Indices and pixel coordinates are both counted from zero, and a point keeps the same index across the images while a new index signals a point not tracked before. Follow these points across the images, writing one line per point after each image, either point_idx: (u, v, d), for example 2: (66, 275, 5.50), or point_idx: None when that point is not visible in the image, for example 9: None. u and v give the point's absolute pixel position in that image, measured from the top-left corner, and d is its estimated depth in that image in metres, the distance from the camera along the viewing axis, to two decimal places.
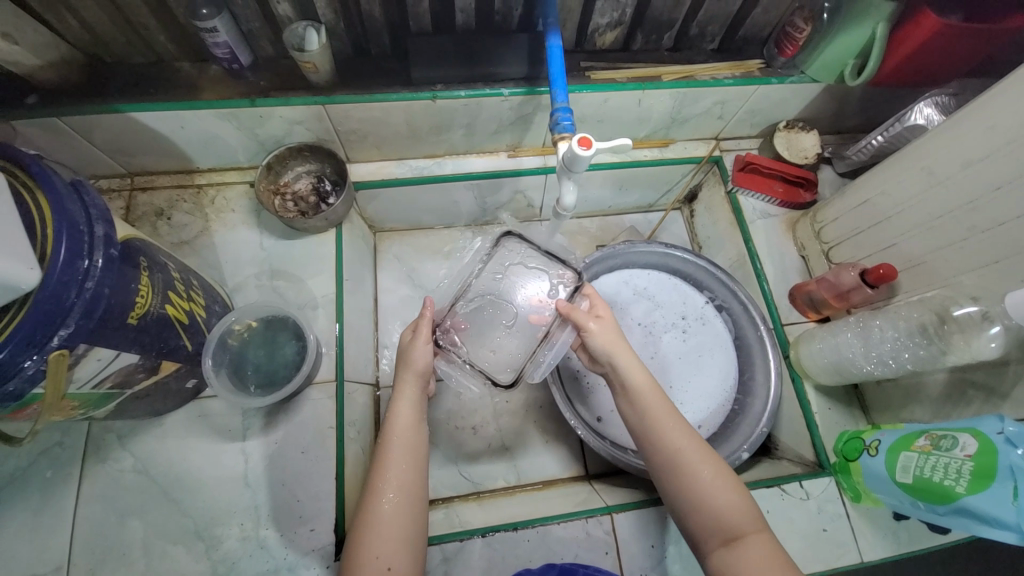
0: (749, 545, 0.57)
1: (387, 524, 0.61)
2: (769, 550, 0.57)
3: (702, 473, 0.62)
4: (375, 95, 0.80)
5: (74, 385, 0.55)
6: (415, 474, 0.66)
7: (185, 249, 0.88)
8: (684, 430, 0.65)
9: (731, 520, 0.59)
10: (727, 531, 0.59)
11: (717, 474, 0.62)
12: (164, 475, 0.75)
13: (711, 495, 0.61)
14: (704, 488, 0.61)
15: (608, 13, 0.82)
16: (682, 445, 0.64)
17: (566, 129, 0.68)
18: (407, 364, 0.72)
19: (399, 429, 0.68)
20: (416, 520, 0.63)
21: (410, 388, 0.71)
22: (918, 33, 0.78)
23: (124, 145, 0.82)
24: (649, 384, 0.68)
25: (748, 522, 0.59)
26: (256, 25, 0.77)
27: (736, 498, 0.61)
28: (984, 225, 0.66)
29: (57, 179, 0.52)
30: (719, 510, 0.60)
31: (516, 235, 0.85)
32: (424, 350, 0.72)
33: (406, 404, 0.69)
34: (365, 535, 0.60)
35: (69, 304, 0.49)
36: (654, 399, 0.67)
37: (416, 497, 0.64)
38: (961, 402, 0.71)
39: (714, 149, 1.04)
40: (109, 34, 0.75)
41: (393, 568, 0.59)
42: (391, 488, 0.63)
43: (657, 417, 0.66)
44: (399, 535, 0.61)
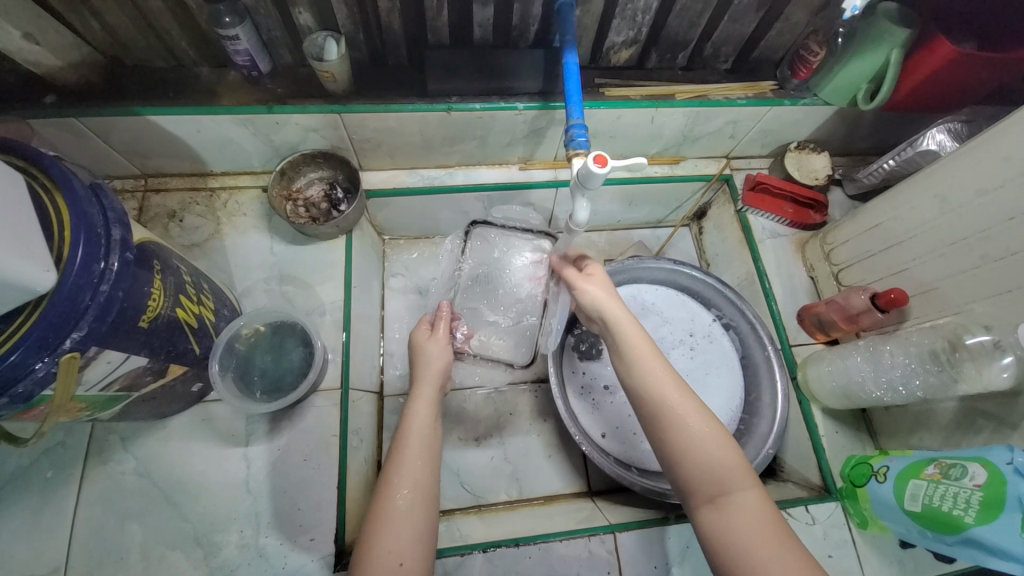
0: (738, 503, 0.53)
1: (402, 516, 0.58)
2: (759, 508, 0.53)
3: (691, 425, 0.57)
4: (390, 105, 0.81)
5: (83, 387, 0.55)
6: (430, 471, 0.63)
7: (195, 252, 0.89)
8: (673, 381, 0.61)
9: (720, 475, 0.55)
10: (715, 487, 0.54)
11: (708, 427, 0.58)
12: (165, 479, 0.74)
13: (699, 447, 0.56)
14: (692, 441, 0.57)
15: (624, 31, 0.83)
16: (669, 395, 0.60)
17: (580, 145, 0.68)
18: (422, 367, 0.76)
19: (417, 426, 0.67)
20: (429, 515, 0.60)
21: (426, 389, 0.72)
22: (932, 60, 0.78)
23: (141, 147, 0.83)
24: (639, 336, 0.66)
25: (738, 478, 0.54)
26: (276, 34, 0.78)
27: (727, 452, 0.56)
28: (997, 253, 0.66)
29: (77, 181, 0.52)
30: (708, 464, 0.55)
31: (481, 223, 1.03)
32: (439, 348, 0.79)
33: (426, 406, 0.70)
34: (378, 527, 0.57)
35: (83, 307, 0.49)
36: (643, 351, 0.64)
37: (431, 494, 0.62)
38: (970, 431, 0.70)
39: (724, 167, 1.04)
40: (131, 38, 0.76)
41: (405, 563, 0.55)
42: (406, 483, 0.61)
43: (644, 368, 0.62)
44: (412, 528, 0.58)
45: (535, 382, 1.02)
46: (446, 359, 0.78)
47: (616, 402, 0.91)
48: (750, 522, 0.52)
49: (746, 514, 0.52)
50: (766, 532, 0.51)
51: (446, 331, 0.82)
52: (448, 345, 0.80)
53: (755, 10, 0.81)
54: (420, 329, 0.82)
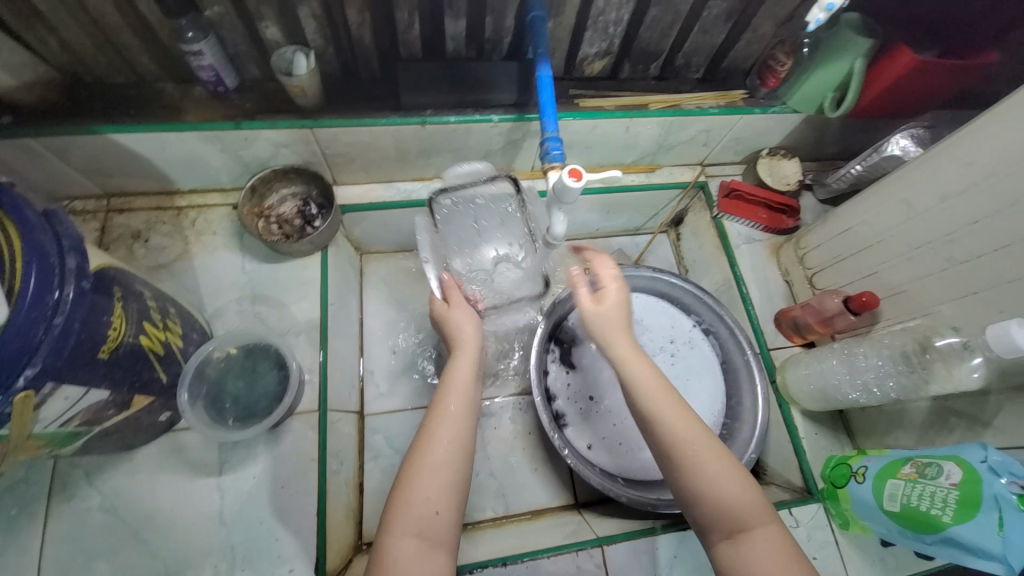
0: (759, 539, 0.52)
1: (439, 467, 0.57)
2: (778, 542, 0.52)
3: (707, 460, 0.57)
4: (363, 120, 0.79)
5: (40, 425, 0.52)
6: (469, 428, 0.61)
7: (161, 273, 0.85)
8: (684, 414, 0.60)
9: (738, 510, 0.54)
10: (734, 522, 0.54)
11: (723, 461, 0.57)
12: (135, 514, 0.71)
13: (715, 483, 0.56)
14: (709, 477, 0.56)
15: (597, 43, 0.84)
16: (684, 429, 0.58)
17: (555, 158, 0.68)
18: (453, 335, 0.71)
19: (457, 381, 0.65)
20: (462, 473, 0.58)
21: (467, 347, 0.69)
22: (893, 69, 0.81)
23: (102, 166, 0.80)
24: (646, 367, 0.64)
25: (756, 514, 0.54)
26: (243, 48, 0.76)
27: (743, 486, 0.56)
28: (961, 256, 0.69)
29: (29, 208, 0.49)
30: (726, 501, 0.55)
31: (440, 191, 0.81)
32: (461, 316, 0.71)
33: (464, 367, 0.67)
34: (414, 475, 0.56)
35: (36, 341, 0.46)
36: (653, 382, 0.62)
37: (469, 450, 0.60)
38: (943, 430, 0.72)
39: (699, 174, 1.05)
40: (89, 54, 0.73)
41: (441, 512, 0.55)
42: (444, 436, 0.59)
43: (656, 401, 0.60)
44: (447, 478, 0.56)
45: (519, 395, 1.01)
46: (475, 324, 0.71)
47: (602, 414, 0.91)
48: (773, 558, 0.51)
49: (768, 550, 0.52)
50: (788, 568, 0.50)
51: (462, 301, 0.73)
52: (468, 309, 0.72)
53: (724, 21, 0.83)
54: (437, 304, 0.74)
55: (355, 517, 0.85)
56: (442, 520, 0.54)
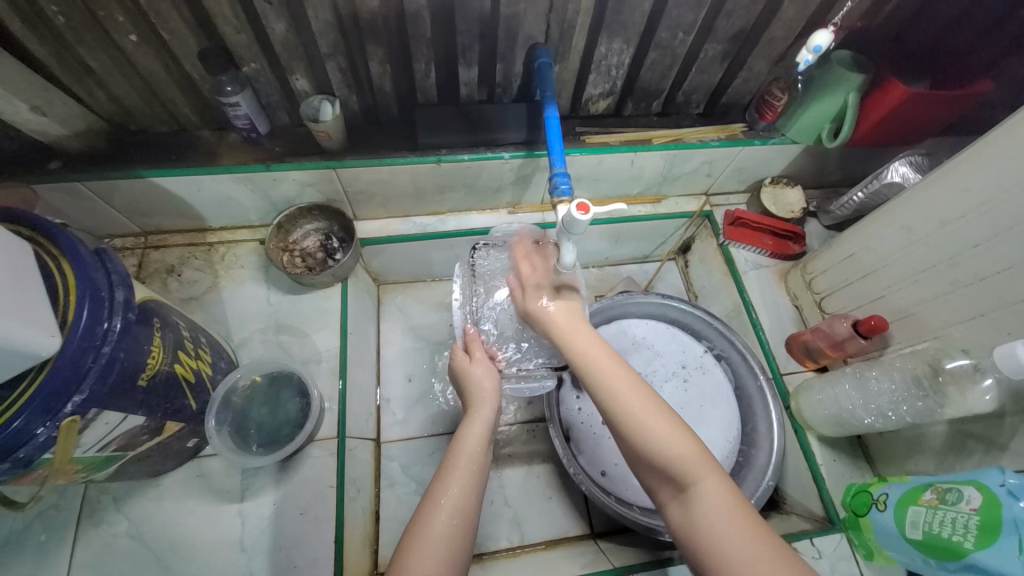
0: (703, 494, 0.52)
1: (438, 538, 0.56)
2: (727, 494, 0.52)
3: (648, 425, 0.57)
4: (383, 160, 0.85)
5: (80, 449, 0.55)
6: (473, 496, 0.61)
7: (192, 305, 0.90)
8: (623, 378, 0.61)
9: (678, 468, 0.54)
10: (679, 481, 0.54)
11: (661, 420, 0.57)
12: (159, 541, 0.73)
13: (656, 446, 0.55)
14: (650, 439, 0.56)
15: (600, 84, 0.89)
16: (620, 399, 0.59)
17: (564, 192, 0.72)
18: (473, 389, 0.72)
19: (468, 449, 0.65)
20: (463, 544, 0.57)
21: (483, 409, 0.70)
22: (888, 100, 0.84)
23: (142, 207, 0.86)
24: (590, 343, 0.66)
25: (699, 471, 0.53)
26: (274, 99, 0.83)
27: (684, 441, 0.55)
28: (965, 280, 0.70)
29: (82, 247, 0.54)
30: (666, 457, 0.55)
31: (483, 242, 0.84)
32: (486, 374, 0.73)
33: (479, 427, 0.67)
34: (414, 539, 0.57)
35: (86, 368, 0.50)
36: (596, 360, 0.63)
37: (471, 519, 0.60)
38: (962, 454, 0.71)
39: (704, 204, 1.09)
40: (136, 106, 0.80)
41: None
42: (446, 503, 0.59)
43: (599, 374, 0.62)
44: (446, 550, 0.56)
45: (532, 422, 1.02)
46: (494, 380, 0.73)
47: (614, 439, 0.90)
48: (718, 511, 0.51)
49: (713, 503, 0.51)
50: (732, 519, 0.50)
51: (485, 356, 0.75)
52: (491, 365, 0.74)
53: (720, 62, 0.88)
54: (459, 355, 0.76)
55: (370, 545, 0.86)
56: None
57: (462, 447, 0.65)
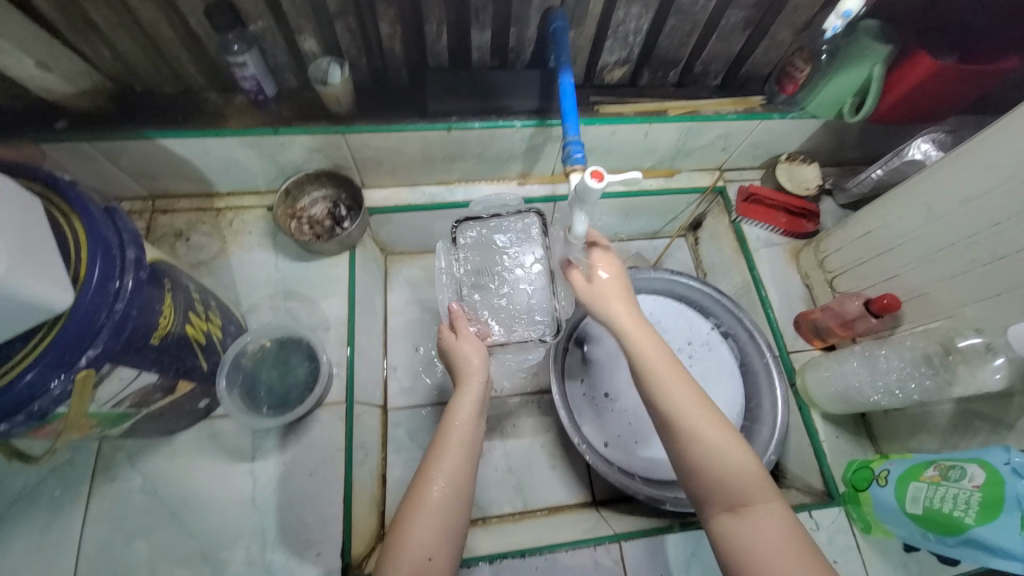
0: (760, 514, 0.53)
1: (434, 510, 0.58)
2: (779, 517, 0.53)
3: (710, 433, 0.57)
4: (392, 125, 0.83)
5: (96, 403, 0.56)
6: (467, 468, 0.62)
7: (201, 270, 0.91)
8: (689, 390, 0.60)
9: (735, 483, 0.54)
10: (733, 496, 0.54)
11: (725, 435, 0.57)
12: (172, 496, 0.75)
13: (720, 456, 0.56)
14: (712, 452, 0.56)
15: (617, 51, 0.86)
16: (683, 403, 0.58)
17: (577, 160, 0.70)
18: (461, 363, 0.72)
19: (459, 426, 0.65)
20: (458, 514, 0.59)
21: (471, 383, 0.70)
22: (915, 74, 0.81)
23: (149, 169, 0.85)
24: (657, 350, 0.63)
25: (757, 489, 0.54)
26: (282, 60, 0.81)
27: (745, 459, 0.56)
28: (984, 258, 0.68)
29: (92, 205, 0.54)
30: (726, 472, 0.55)
31: (464, 218, 0.86)
32: (471, 351, 0.73)
33: (469, 400, 0.68)
34: (412, 517, 0.57)
35: (99, 325, 0.50)
36: (661, 366, 0.61)
37: (465, 491, 0.61)
38: (967, 432, 0.71)
39: (718, 179, 1.07)
40: (141, 65, 0.78)
41: (433, 557, 0.56)
42: (442, 477, 0.60)
43: (664, 381, 0.60)
44: (441, 522, 0.58)
45: (537, 393, 1.02)
46: (482, 356, 0.73)
47: (618, 411, 0.91)
48: (775, 533, 0.51)
49: (769, 525, 0.52)
50: (791, 544, 0.50)
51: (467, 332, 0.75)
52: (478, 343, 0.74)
53: (742, 29, 0.84)
54: (445, 331, 0.76)
55: (377, 507, 0.88)
56: (435, 567, 0.55)
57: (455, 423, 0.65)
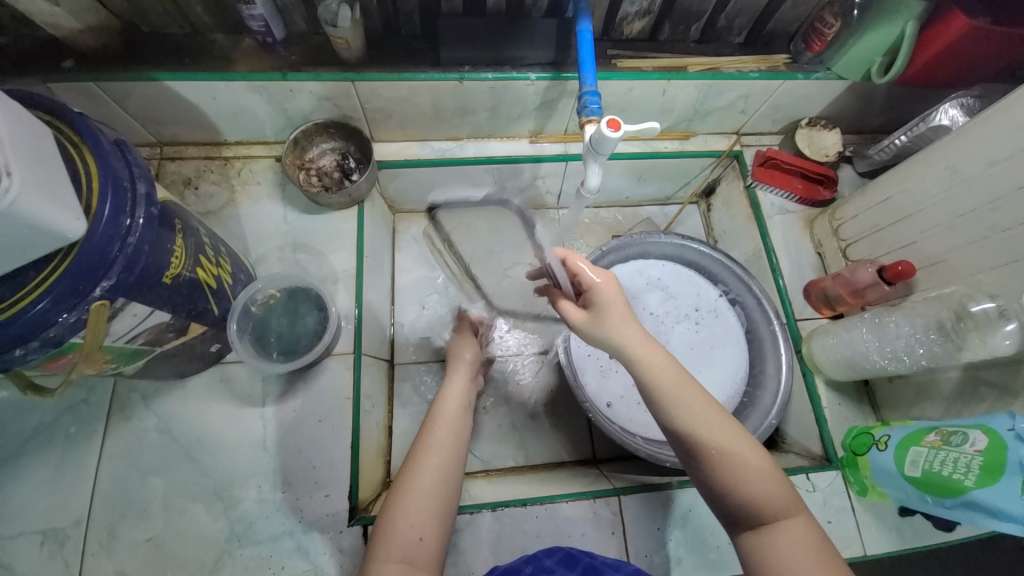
0: (787, 532, 0.50)
1: (427, 492, 0.59)
2: (805, 534, 0.50)
3: (731, 448, 0.53)
4: (403, 74, 0.81)
5: (111, 337, 0.57)
6: (456, 455, 0.64)
7: (210, 219, 0.90)
8: (707, 404, 0.56)
9: (758, 500, 0.52)
10: (755, 513, 0.52)
11: (746, 452, 0.54)
12: (185, 436, 0.77)
13: (745, 472, 0.52)
14: (735, 468, 0.53)
15: (638, 1, 0.82)
16: (699, 415, 0.55)
17: (593, 112, 0.68)
18: (455, 358, 0.81)
19: (448, 417, 0.67)
20: (449, 497, 0.60)
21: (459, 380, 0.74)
22: (947, 33, 0.78)
23: (157, 114, 0.84)
24: (666, 362, 0.59)
25: (782, 505, 0.51)
26: (291, 0, 0.78)
27: (770, 476, 0.53)
28: (1005, 224, 0.67)
29: (103, 137, 0.53)
30: (750, 490, 0.52)
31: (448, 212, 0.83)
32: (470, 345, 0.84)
33: (456, 394, 0.71)
34: (406, 495, 0.58)
35: (112, 257, 0.51)
36: (669, 374, 0.58)
37: (454, 477, 0.62)
38: (972, 400, 0.71)
39: (735, 143, 1.04)
40: (147, 3, 0.76)
41: (425, 538, 0.56)
42: (433, 460, 0.61)
43: (676, 398, 0.56)
44: (434, 504, 0.58)
45: (542, 354, 1.03)
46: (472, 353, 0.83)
47: (622, 373, 0.92)
48: (801, 553, 0.49)
49: (795, 543, 0.50)
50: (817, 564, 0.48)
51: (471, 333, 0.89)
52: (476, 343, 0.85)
53: None
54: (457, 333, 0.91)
55: (383, 456, 0.90)
56: (425, 547, 0.55)
57: (442, 416, 0.67)
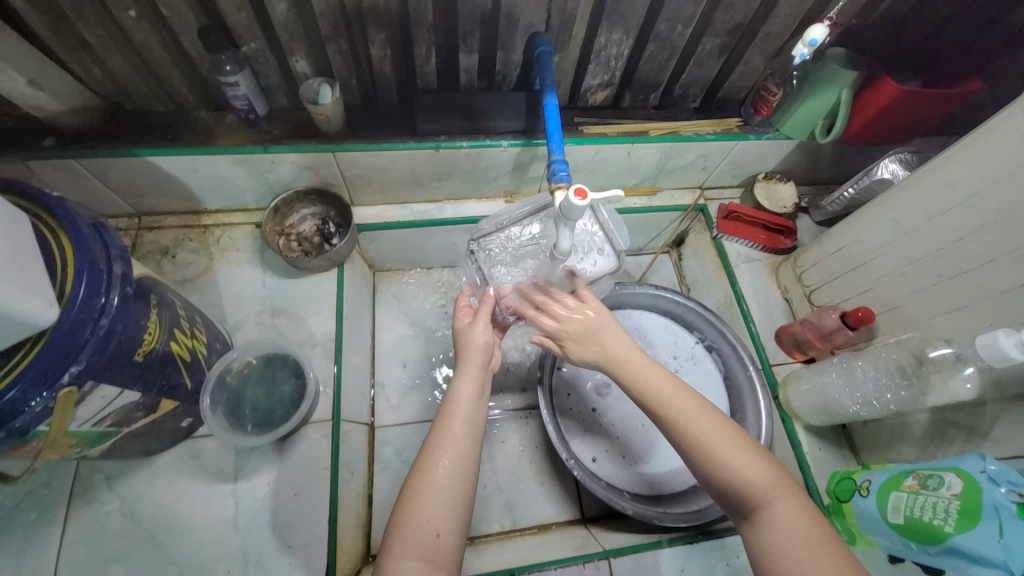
0: (778, 520, 0.53)
1: (441, 488, 0.57)
2: (799, 520, 0.53)
3: (720, 444, 0.57)
4: (382, 144, 0.85)
5: (76, 423, 0.55)
6: (473, 449, 0.61)
7: (187, 287, 0.90)
8: (697, 403, 0.60)
9: (753, 490, 0.55)
10: (750, 504, 0.55)
11: (741, 449, 0.57)
12: (151, 519, 0.73)
13: (732, 466, 0.56)
14: (725, 463, 0.56)
15: (599, 75, 0.90)
16: (686, 412, 0.59)
17: (561, 179, 0.73)
18: (465, 346, 0.70)
19: (463, 406, 0.64)
20: (465, 492, 0.58)
21: (473, 368, 0.67)
22: (879, 97, 0.85)
23: (138, 187, 0.86)
24: (652, 364, 0.63)
25: (773, 494, 0.54)
26: (274, 80, 0.82)
27: (761, 467, 0.56)
28: (951, 272, 0.72)
29: (81, 220, 0.54)
30: (744, 484, 0.55)
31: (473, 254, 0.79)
32: (484, 332, 0.70)
33: (469, 385, 0.66)
34: (417, 495, 0.57)
35: (83, 340, 0.50)
36: (651, 376, 0.62)
37: (473, 473, 0.60)
38: (943, 442, 0.73)
39: (699, 197, 1.10)
40: (132, 84, 0.79)
41: (442, 534, 0.55)
42: (448, 455, 0.59)
43: (671, 400, 0.60)
44: (450, 498, 0.57)
45: (526, 409, 1.03)
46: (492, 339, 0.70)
47: (605, 426, 0.92)
48: (796, 538, 0.52)
49: (788, 528, 0.53)
50: (814, 545, 0.51)
51: (489, 316, 0.72)
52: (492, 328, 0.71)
53: (718, 55, 0.88)
54: (461, 312, 0.74)
55: (363, 528, 0.86)
56: (442, 544, 0.54)
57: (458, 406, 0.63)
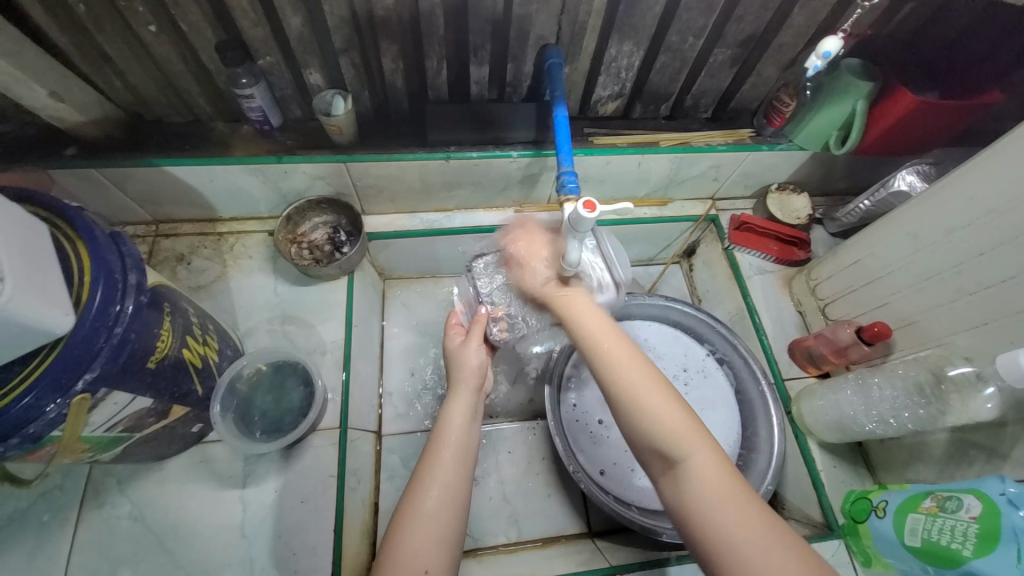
0: (700, 476, 0.51)
1: (430, 520, 0.57)
2: (723, 476, 0.51)
3: (648, 400, 0.56)
4: (393, 155, 0.86)
5: (89, 428, 0.56)
6: (464, 478, 0.62)
7: (201, 293, 0.92)
8: (632, 361, 0.60)
9: (676, 439, 0.53)
10: (671, 453, 0.53)
11: (667, 402, 0.56)
12: (160, 523, 0.74)
13: (657, 417, 0.55)
14: (654, 416, 0.55)
15: (610, 86, 0.90)
16: (619, 362, 0.60)
17: (570, 191, 0.73)
18: (459, 367, 0.73)
19: (454, 432, 0.65)
20: (455, 524, 0.58)
21: (463, 392, 0.70)
22: (896, 109, 0.84)
23: (155, 195, 0.88)
24: (595, 321, 0.66)
25: (697, 449, 0.53)
26: (288, 92, 0.83)
27: (686, 423, 0.54)
28: (971, 288, 0.70)
29: (98, 230, 0.55)
30: (668, 438, 0.54)
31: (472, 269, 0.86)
32: (476, 351, 0.74)
33: (462, 408, 0.68)
34: (405, 525, 0.57)
35: (98, 348, 0.51)
36: (597, 331, 0.64)
37: (464, 499, 0.61)
38: (963, 463, 0.71)
39: (710, 208, 1.09)
40: (152, 96, 0.81)
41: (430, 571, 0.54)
42: (436, 485, 0.60)
43: (606, 354, 0.61)
44: (441, 531, 0.57)
45: (533, 419, 1.02)
46: (483, 360, 0.74)
47: (612, 438, 0.90)
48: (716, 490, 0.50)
49: (709, 483, 0.51)
50: (733, 499, 0.49)
51: (481, 334, 0.76)
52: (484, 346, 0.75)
53: (730, 67, 0.88)
54: (453, 334, 0.80)
55: (369, 536, 0.86)
56: None
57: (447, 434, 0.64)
